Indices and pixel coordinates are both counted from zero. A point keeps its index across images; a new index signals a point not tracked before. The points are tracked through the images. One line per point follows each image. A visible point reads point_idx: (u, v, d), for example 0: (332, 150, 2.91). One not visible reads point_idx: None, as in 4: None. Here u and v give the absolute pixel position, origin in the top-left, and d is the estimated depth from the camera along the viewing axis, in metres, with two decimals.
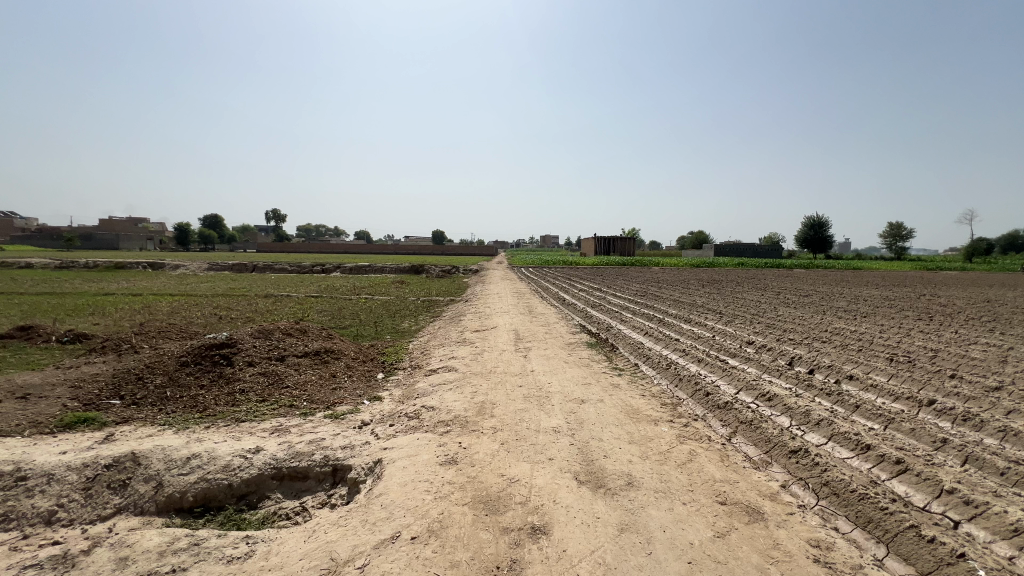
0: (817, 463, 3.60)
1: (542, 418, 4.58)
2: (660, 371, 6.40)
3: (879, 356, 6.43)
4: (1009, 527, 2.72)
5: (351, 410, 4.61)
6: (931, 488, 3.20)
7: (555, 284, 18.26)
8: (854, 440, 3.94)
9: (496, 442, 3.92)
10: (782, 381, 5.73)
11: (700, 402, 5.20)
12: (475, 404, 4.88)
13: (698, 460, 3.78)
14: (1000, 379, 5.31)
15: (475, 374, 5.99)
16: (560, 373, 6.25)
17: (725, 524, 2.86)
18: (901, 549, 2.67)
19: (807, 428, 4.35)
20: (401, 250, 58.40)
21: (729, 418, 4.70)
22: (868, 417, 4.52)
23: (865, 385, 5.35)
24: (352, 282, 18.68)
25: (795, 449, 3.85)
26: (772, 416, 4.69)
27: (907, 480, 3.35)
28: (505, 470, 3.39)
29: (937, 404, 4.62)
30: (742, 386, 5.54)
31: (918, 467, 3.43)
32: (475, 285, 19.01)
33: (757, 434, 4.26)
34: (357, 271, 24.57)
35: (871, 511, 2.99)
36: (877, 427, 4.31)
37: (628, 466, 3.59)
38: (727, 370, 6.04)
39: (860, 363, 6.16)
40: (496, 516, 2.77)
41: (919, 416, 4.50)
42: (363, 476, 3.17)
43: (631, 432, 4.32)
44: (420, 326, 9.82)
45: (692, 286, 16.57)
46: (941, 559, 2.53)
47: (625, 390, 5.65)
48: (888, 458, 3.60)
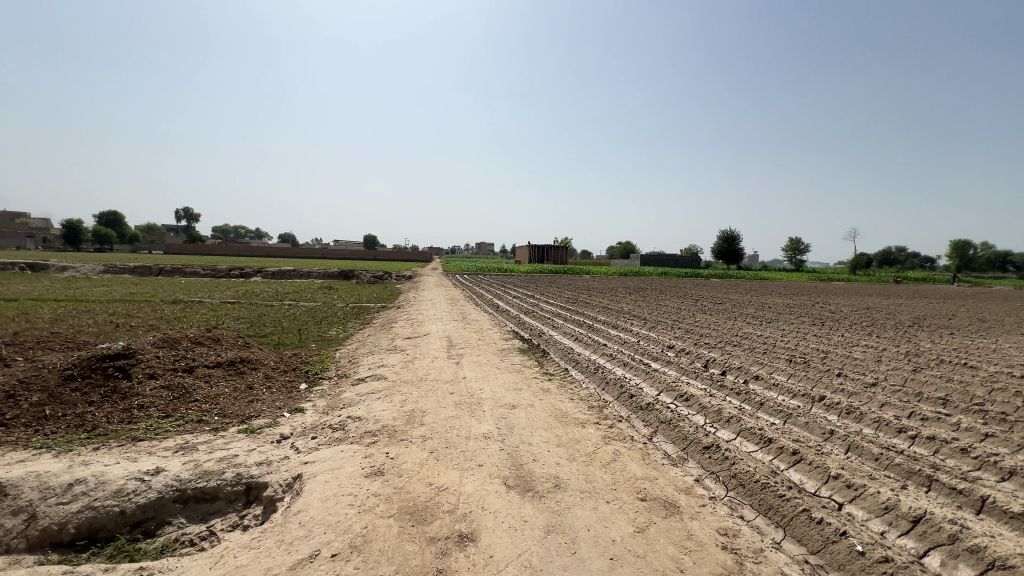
0: (726, 457, 3.90)
1: (472, 425, 4.56)
2: (588, 375, 6.63)
3: (780, 358, 7.11)
4: (882, 506, 3.11)
5: (269, 423, 4.31)
6: (820, 474, 3.58)
7: (490, 291, 18.34)
8: (758, 434, 4.32)
9: (425, 451, 3.84)
10: (699, 382, 6.16)
11: (625, 404, 5.44)
12: (405, 413, 4.75)
13: (621, 460, 3.94)
14: (877, 376, 6.07)
15: (405, 383, 5.84)
16: (491, 379, 6.27)
17: (645, 520, 3.00)
18: (796, 532, 2.96)
19: (719, 425, 4.70)
20: (329, 252, 55.92)
21: (650, 418, 4.96)
22: (770, 413, 4.97)
23: (768, 384, 5.89)
24: (275, 287, 17.53)
25: (708, 445, 4.14)
26: (688, 414, 5.01)
27: (801, 469, 3.72)
28: (434, 478, 3.33)
29: (826, 400, 5.19)
30: (662, 387, 5.88)
31: (810, 456, 3.82)
32: (409, 291, 18.63)
33: (675, 432, 4.53)
34: (279, 275, 23.13)
35: (771, 499, 3.28)
36: (778, 422, 4.75)
37: (555, 469, 3.67)
38: (650, 373, 6.39)
39: (764, 364, 6.78)
40: (422, 526, 2.70)
41: (813, 410, 5.02)
42: (280, 494, 2.97)
43: (559, 435, 4.43)
44: (348, 333, 9.44)
45: (620, 294, 17.35)
46: (828, 538, 2.83)
47: (554, 394, 5.78)
48: (785, 450, 3.98)
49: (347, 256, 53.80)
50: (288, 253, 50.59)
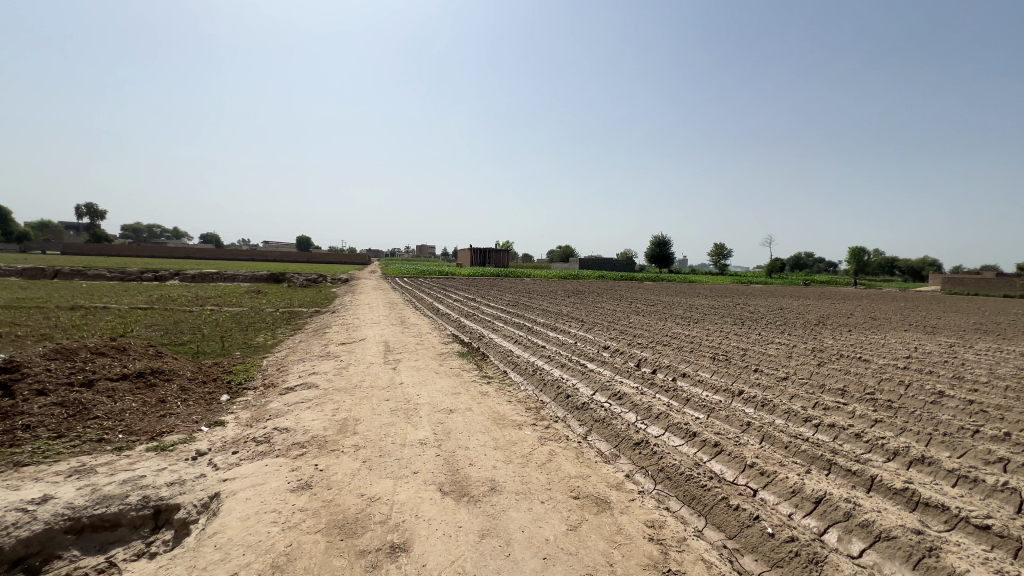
0: (654, 452, 4.09)
1: (408, 431, 4.45)
2: (526, 377, 6.69)
3: (705, 356, 7.59)
4: (789, 490, 3.39)
5: (184, 439, 3.95)
6: (738, 463, 3.84)
7: (431, 294, 18.09)
8: (684, 428, 4.57)
9: (358, 460, 3.70)
10: (631, 380, 6.42)
11: (561, 404, 5.56)
12: (336, 422, 4.54)
13: (556, 459, 4.02)
14: (787, 370, 6.64)
15: (338, 391, 5.59)
16: (429, 384, 6.16)
17: (577, 517, 3.07)
18: (716, 520, 3.15)
19: (649, 421, 4.91)
20: (257, 253, 52.60)
21: (585, 417, 5.10)
22: (696, 408, 5.27)
23: (694, 380, 6.26)
24: (195, 291, 16.23)
25: (638, 441, 4.32)
26: (621, 412, 5.21)
27: (721, 459, 3.97)
28: (366, 489, 3.21)
29: (744, 394, 5.60)
30: (597, 387, 6.06)
31: (729, 447, 4.09)
32: (344, 294, 17.94)
33: (608, 430, 4.68)
34: (200, 278, 21.43)
35: (694, 489, 3.48)
36: (702, 416, 5.05)
37: (492, 472, 3.67)
38: (586, 373, 6.57)
39: (691, 362, 7.19)
40: (352, 539, 2.59)
41: (733, 404, 5.39)
42: (194, 515, 2.73)
43: (497, 438, 4.43)
44: (277, 339, 8.91)
45: (559, 297, 17.72)
46: (743, 523, 3.04)
47: (493, 397, 5.78)
48: (708, 442, 4.24)
49: (278, 259, 50.89)
50: (211, 255, 47.01)
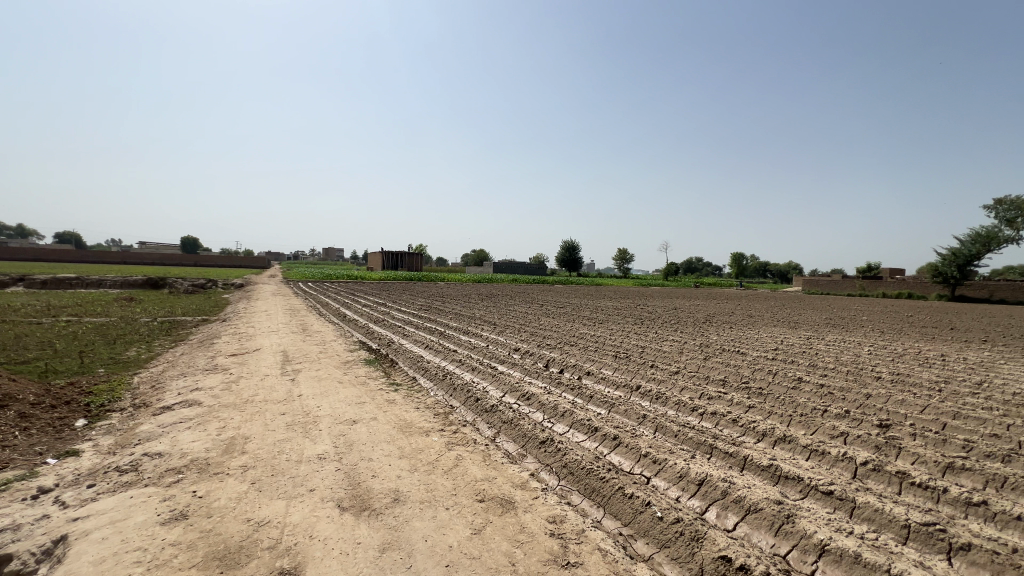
0: (558, 449, 4.22)
1: (306, 446, 4.14)
2: (436, 382, 6.58)
3: (608, 354, 8.03)
4: (677, 475, 3.68)
5: (22, 475, 3.32)
6: (634, 454, 4.10)
7: (337, 300, 17.15)
8: (586, 424, 4.78)
9: (245, 483, 3.36)
10: (539, 380, 6.59)
11: (471, 408, 5.54)
12: (222, 442, 4.09)
13: (462, 464, 3.99)
14: (679, 365, 7.25)
15: (225, 407, 5.05)
16: (331, 394, 5.80)
17: (482, 520, 3.07)
18: (613, 509, 3.32)
19: (555, 419, 5.07)
20: (129, 254, 46.14)
21: (494, 419, 5.12)
22: (598, 404, 5.55)
23: (598, 378, 6.58)
24: (46, 300, 13.78)
25: (543, 439, 4.44)
26: (528, 412, 5.31)
27: (620, 451, 4.21)
28: (253, 513, 2.93)
29: (641, 388, 6.00)
30: (507, 389, 6.13)
31: (626, 439, 4.35)
32: (238, 301, 16.32)
33: (515, 431, 4.75)
34: (54, 283, 18.28)
35: (594, 482, 3.64)
36: (604, 411, 5.33)
37: (396, 482, 3.54)
38: (496, 376, 6.62)
39: (596, 360, 7.57)
40: (234, 571, 2.34)
41: (631, 399, 5.76)
42: (30, 566, 2.29)
43: (403, 446, 4.29)
44: (152, 353, 7.85)
45: (473, 300, 17.72)
46: (636, 509, 3.25)
47: (400, 405, 5.59)
48: (608, 436, 4.47)
49: (156, 262, 45.10)
50: (69, 258, 40.38)
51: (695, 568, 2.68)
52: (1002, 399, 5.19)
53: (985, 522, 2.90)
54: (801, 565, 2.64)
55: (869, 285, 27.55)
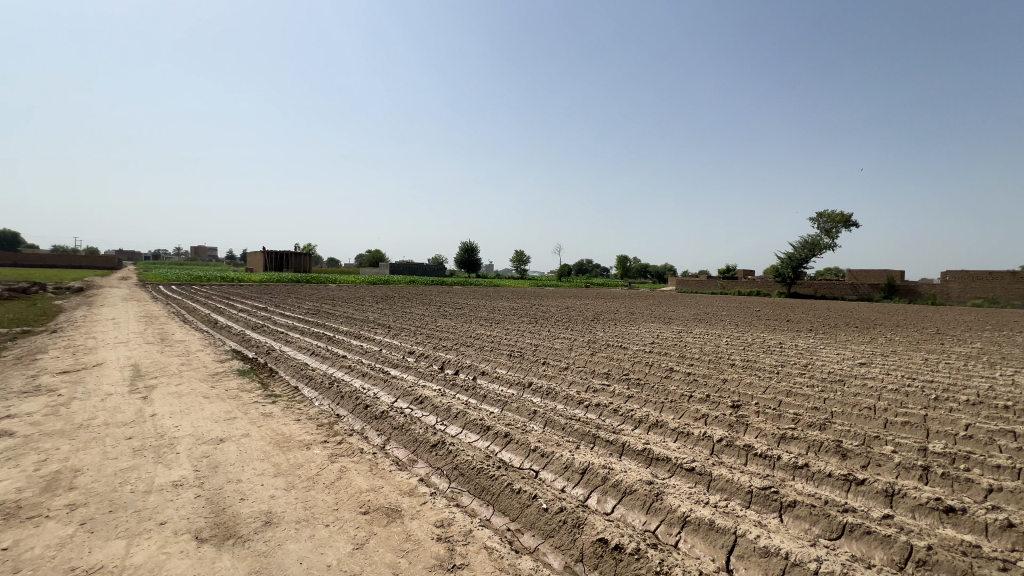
0: (449, 450, 4.18)
1: (157, 473, 3.58)
2: (321, 391, 6.12)
3: (503, 354, 8.18)
4: (563, 466, 3.85)
5: None
6: (524, 449, 4.21)
7: (207, 304, 15.23)
8: (479, 424, 4.79)
9: (72, 524, 2.80)
10: (434, 383, 6.47)
11: (359, 415, 5.24)
12: (41, 479, 3.37)
13: (347, 476, 3.75)
14: (568, 361, 7.63)
15: (48, 436, 4.18)
16: (194, 412, 5.10)
17: (365, 533, 2.91)
18: (501, 505, 3.37)
19: (448, 421, 5.00)
20: None
21: (383, 426, 4.91)
22: (491, 403, 5.61)
23: (492, 377, 6.66)
24: None
25: (434, 442, 4.36)
26: (421, 416, 5.18)
27: (510, 447, 4.29)
28: (80, 560, 2.45)
29: (533, 385, 6.20)
30: (399, 394, 5.91)
31: (517, 435, 4.45)
32: (74, 308, 13.69)
33: (406, 436, 4.60)
34: None
35: (483, 481, 3.66)
36: (496, 410, 5.40)
37: (269, 503, 3.22)
38: (387, 381, 6.36)
39: (491, 360, 7.66)
40: None
41: (524, 395, 5.91)
42: None
43: (279, 463, 3.92)
44: None
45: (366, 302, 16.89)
46: (524, 504, 3.33)
47: (278, 418, 5.10)
48: (499, 433, 4.53)
49: None
50: None
51: (576, 553, 2.81)
52: (820, 377, 6.27)
53: (806, 480, 3.47)
54: (667, 537, 2.91)
55: (728, 285, 31.66)
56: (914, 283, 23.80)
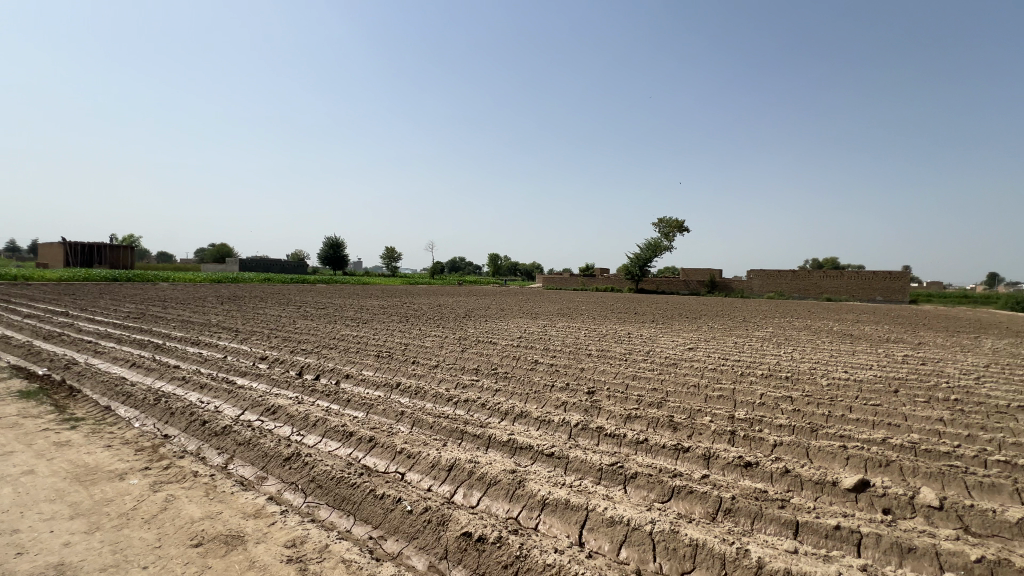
0: (305, 462, 3.83)
1: None
2: (144, 409, 5.14)
3: (370, 354, 7.80)
4: (430, 465, 3.80)
5: None
6: (390, 452, 4.05)
7: None
8: (341, 430, 4.49)
9: None
10: (289, 391, 5.88)
11: (194, 434, 4.53)
12: None
13: (175, 505, 3.22)
14: (438, 359, 7.57)
15: None
16: None
17: (196, 568, 2.52)
18: (363, 514, 3.20)
19: (305, 431, 4.59)
20: None
21: (225, 443, 4.30)
22: (355, 407, 5.30)
23: (357, 380, 6.29)
24: None
25: (288, 455, 3.96)
26: (273, 428, 4.66)
27: (374, 452, 4.10)
28: None
29: (402, 385, 6.02)
30: (247, 405, 5.24)
31: (382, 438, 4.27)
32: None
33: (253, 452, 4.10)
34: None
35: (344, 490, 3.43)
36: (361, 414, 5.11)
37: (62, 553, 2.60)
38: (232, 391, 5.60)
39: (356, 362, 7.25)
40: None
41: (391, 396, 5.70)
42: None
43: (78, 501, 3.20)
44: None
45: (206, 304, 14.68)
46: (387, 509, 3.20)
47: (79, 447, 4.15)
48: (363, 439, 4.30)
49: None
50: None
51: (440, 551, 2.80)
52: (658, 361, 7.21)
53: (645, 453, 3.93)
54: (528, 521, 3.06)
55: (588, 282, 34.56)
56: (728, 280, 28.78)
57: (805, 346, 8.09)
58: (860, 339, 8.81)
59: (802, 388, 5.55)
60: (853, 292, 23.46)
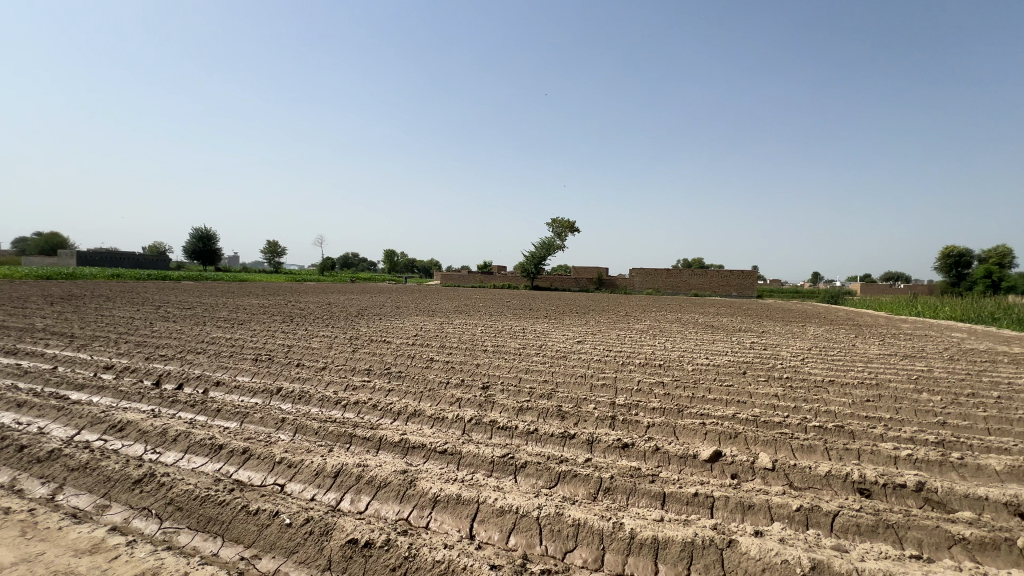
0: (162, 484, 3.35)
1: None
2: None
3: (246, 359, 7.05)
4: (313, 473, 3.56)
5: None
6: (267, 464, 3.71)
7: None
8: (208, 444, 4.00)
9: None
10: (142, 404, 5.09)
11: (8, 463, 3.71)
12: None
13: None
14: (326, 360, 7.11)
15: None
16: None
17: None
18: (233, 533, 2.89)
19: (162, 448, 4.00)
20: None
21: (52, 470, 3.59)
22: (227, 417, 4.76)
23: (229, 388, 5.65)
24: None
25: (139, 477, 3.42)
26: (119, 448, 3.99)
27: (249, 465, 3.72)
28: None
29: (283, 390, 5.54)
30: (83, 424, 4.42)
31: (259, 450, 3.89)
32: None
33: (92, 478, 3.48)
34: None
35: (210, 511, 3.07)
36: (234, 424, 4.60)
37: None
38: (63, 408, 4.69)
39: (229, 367, 6.51)
40: None
41: (270, 403, 5.22)
42: None
43: None
44: None
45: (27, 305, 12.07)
46: (262, 525, 2.93)
47: None
48: (236, 451, 3.88)
49: None
50: None
51: (322, 562, 2.62)
52: (550, 355, 7.55)
53: (536, 443, 4.10)
54: (418, 520, 3.01)
55: (486, 279, 35.06)
56: (614, 278, 31.10)
57: (676, 337, 9.06)
58: (719, 329, 10.11)
59: (672, 374, 6.20)
60: (715, 288, 26.85)
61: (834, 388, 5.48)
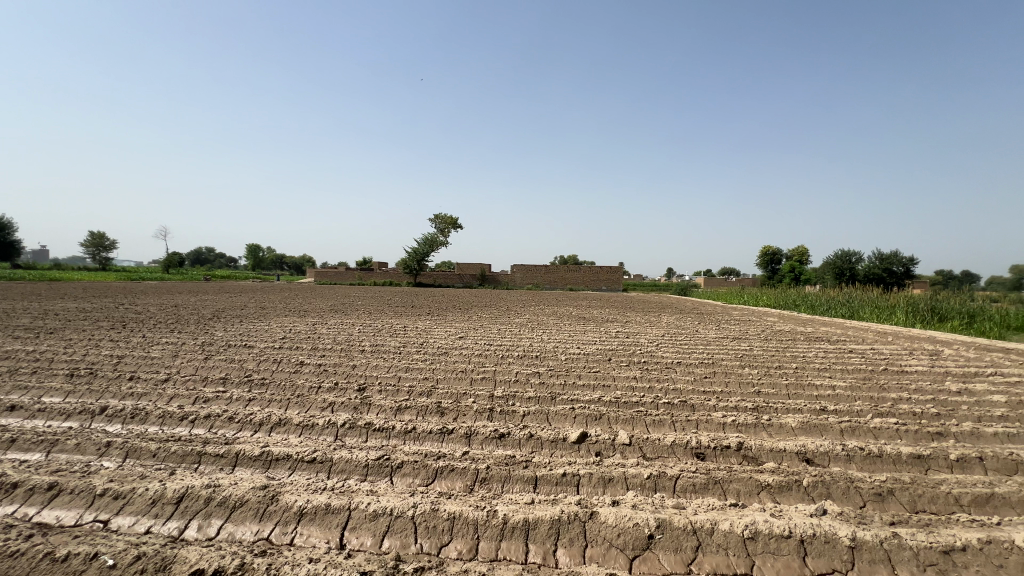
0: None
1: None
2: None
3: (56, 375, 5.77)
4: (149, 502, 3.06)
5: None
6: (84, 499, 3.09)
7: None
8: None
9: None
10: None
11: None
12: None
13: None
14: (169, 371, 6.14)
15: None
16: None
17: None
18: None
19: None
20: None
21: None
22: (26, 448, 3.85)
23: (30, 412, 4.57)
24: None
25: None
26: None
27: (57, 503, 3.06)
28: None
29: (109, 409, 4.65)
30: None
31: (72, 483, 3.22)
32: None
33: None
34: None
35: None
36: (36, 455, 3.74)
37: None
38: None
39: (31, 387, 5.27)
40: None
41: (91, 426, 4.35)
42: None
43: None
44: None
45: None
46: (74, 571, 2.43)
47: None
48: (38, 489, 3.16)
49: None
50: None
51: None
52: (430, 352, 7.47)
53: (413, 442, 4.03)
54: (281, 536, 2.76)
55: (365, 276, 33.37)
56: (497, 274, 31.81)
57: (552, 329, 9.58)
58: (589, 320, 10.94)
59: (547, 364, 6.55)
60: (588, 283, 28.96)
61: (680, 368, 6.28)
